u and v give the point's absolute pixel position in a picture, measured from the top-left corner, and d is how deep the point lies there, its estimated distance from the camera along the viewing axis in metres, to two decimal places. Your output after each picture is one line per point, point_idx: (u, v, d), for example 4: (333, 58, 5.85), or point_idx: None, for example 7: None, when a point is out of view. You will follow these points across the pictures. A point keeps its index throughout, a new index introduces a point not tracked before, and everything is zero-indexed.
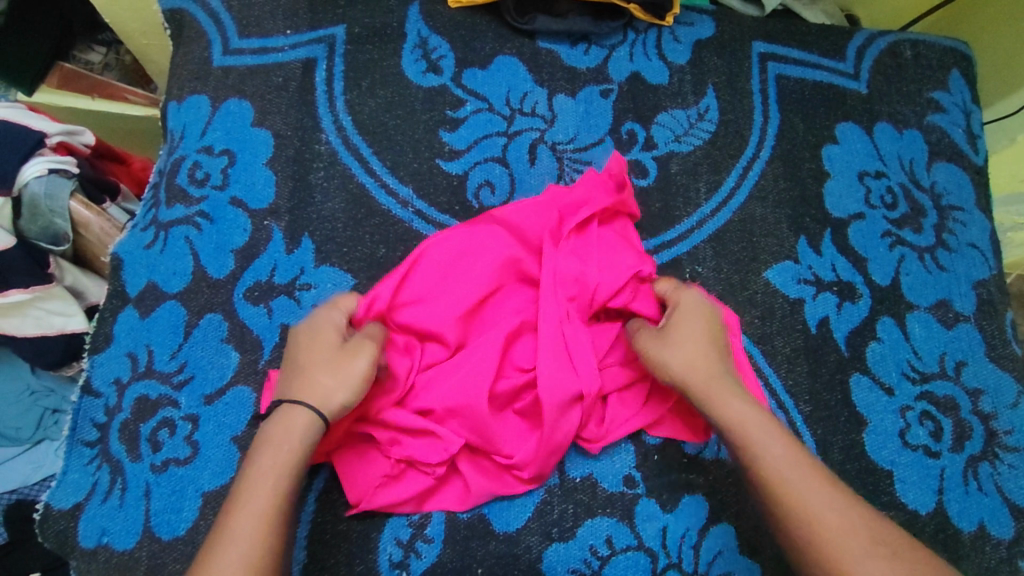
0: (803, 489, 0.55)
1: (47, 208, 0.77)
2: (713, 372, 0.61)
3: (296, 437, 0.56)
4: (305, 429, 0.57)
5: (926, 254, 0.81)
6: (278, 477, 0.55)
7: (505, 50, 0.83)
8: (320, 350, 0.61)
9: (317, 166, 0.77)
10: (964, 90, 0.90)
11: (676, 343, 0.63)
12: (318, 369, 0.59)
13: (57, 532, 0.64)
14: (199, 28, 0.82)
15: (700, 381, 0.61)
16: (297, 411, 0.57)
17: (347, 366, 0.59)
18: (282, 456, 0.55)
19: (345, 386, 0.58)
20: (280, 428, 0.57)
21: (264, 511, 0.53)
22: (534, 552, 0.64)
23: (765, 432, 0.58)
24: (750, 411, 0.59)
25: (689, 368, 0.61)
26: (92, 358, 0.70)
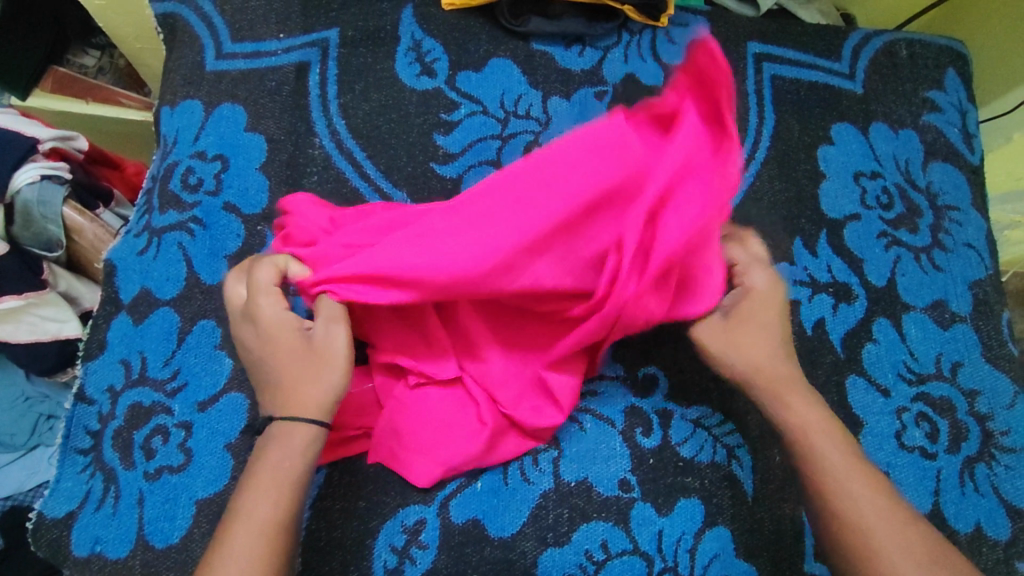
0: (859, 496, 0.55)
1: (40, 214, 0.76)
2: (780, 370, 0.62)
3: (297, 447, 0.55)
4: (305, 436, 0.56)
5: (922, 254, 0.81)
6: (280, 489, 0.54)
7: (499, 52, 0.83)
8: (288, 352, 0.58)
9: (311, 171, 0.77)
10: (960, 89, 0.90)
11: (741, 335, 0.62)
12: (299, 378, 0.57)
13: (51, 540, 0.64)
14: (193, 32, 0.82)
15: (767, 375, 0.61)
16: (292, 421, 0.56)
17: (327, 359, 0.58)
18: (285, 465, 0.55)
19: (333, 380, 0.57)
20: (279, 437, 0.56)
21: (265, 523, 0.52)
22: (529, 557, 0.64)
23: (827, 438, 0.58)
24: (814, 416, 0.60)
25: (752, 366, 0.62)
26: (86, 365, 0.70)
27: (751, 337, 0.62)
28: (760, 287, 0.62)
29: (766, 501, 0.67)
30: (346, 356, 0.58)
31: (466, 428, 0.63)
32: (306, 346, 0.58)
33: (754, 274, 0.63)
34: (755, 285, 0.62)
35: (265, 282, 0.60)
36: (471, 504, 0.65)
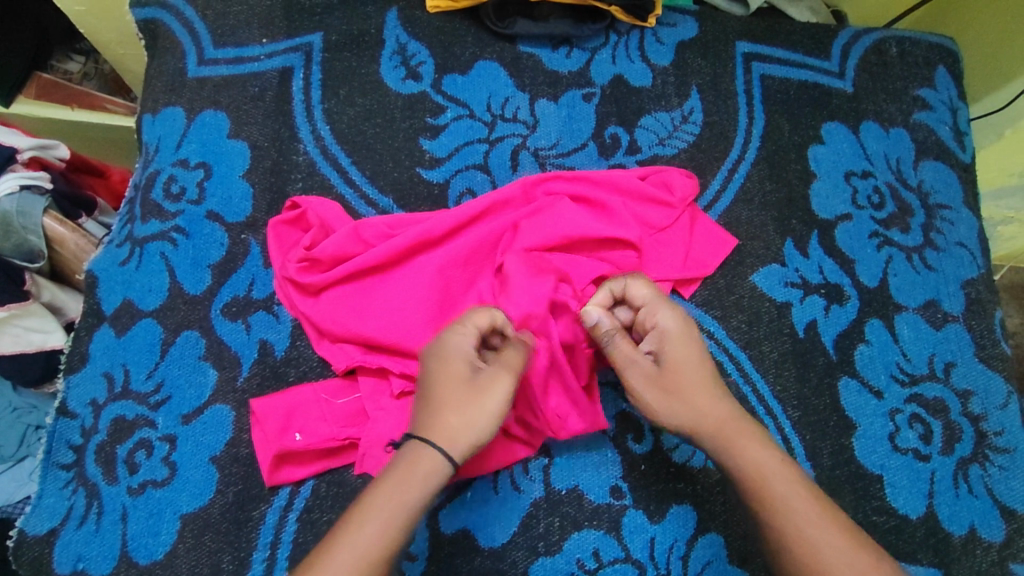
0: (823, 546, 0.52)
1: (21, 225, 0.76)
2: (722, 414, 0.59)
3: (420, 473, 0.53)
4: (432, 475, 0.53)
5: (913, 254, 0.80)
6: (397, 524, 0.51)
7: (485, 55, 0.82)
8: (456, 376, 0.57)
9: (295, 177, 0.76)
10: (951, 86, 0.89)
11: (668, 382, 0.61)
12: (456, 408, 0.55)
13: (32, 558, 0.63)
14: (174, 38, 0.81)
15: (714, 421, 0.59)
16: (427, 450, 0.54)
17: (489, 403, 0.56)
18: (405, 496, 0.52)
19: (482, 426, 0.55)
20: (410, 464, 0.53)
21: (371, 553, 0.49)
22: (519, 567, 0.63)
23: (787, 483, 0.56)
24: (770, 458, 0.57)
25: (692, 415, 0.60)
26: (69, 378, 0.69)
27: (684, 383, 0.61)
28: (669, 327, 0.63)
29: None
30: (502, 411, 0.56)
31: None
32: (473, 378, 0.57)
33: (658, 312, 0.63)
34: (661, 324, 0.63)
35: (475, 319, 0.60)
36: (460, 514, 0.64)
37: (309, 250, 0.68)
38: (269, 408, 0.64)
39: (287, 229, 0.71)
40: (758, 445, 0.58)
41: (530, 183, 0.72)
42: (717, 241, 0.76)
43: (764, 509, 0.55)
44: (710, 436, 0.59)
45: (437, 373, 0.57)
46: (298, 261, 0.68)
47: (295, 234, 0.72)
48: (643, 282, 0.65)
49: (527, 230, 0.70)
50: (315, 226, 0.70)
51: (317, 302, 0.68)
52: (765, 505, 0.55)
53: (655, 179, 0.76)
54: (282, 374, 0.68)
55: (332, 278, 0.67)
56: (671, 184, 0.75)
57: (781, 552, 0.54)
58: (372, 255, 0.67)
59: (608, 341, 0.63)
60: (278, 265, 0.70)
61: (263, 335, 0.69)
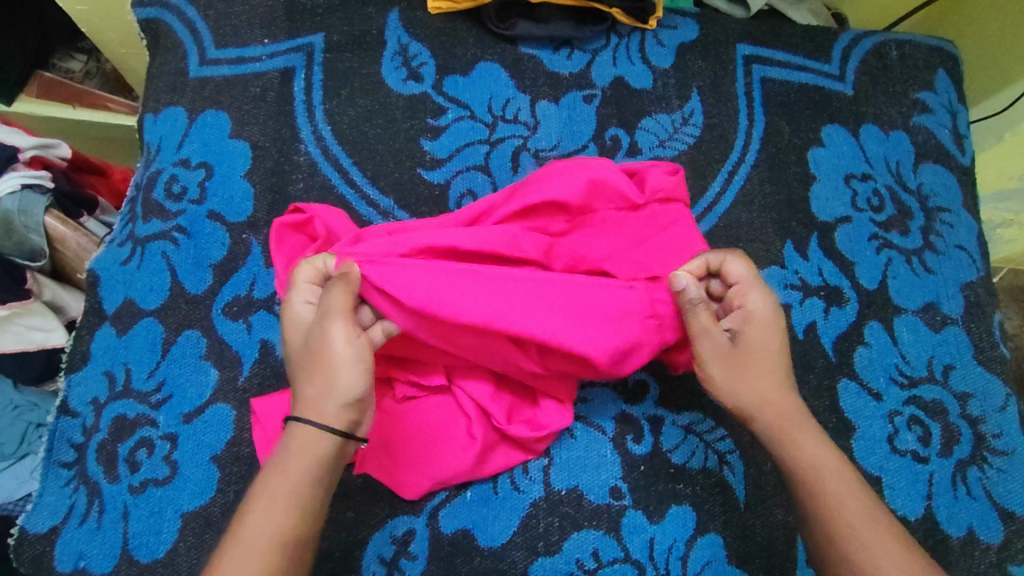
0: (872, 544, 0.53)
1: (22, 224, 0.75)
2: (786, 407, 0.61)
3: (306, 450, 0.53)
4: (301, 451, 0.53)
5: (913, 256, 0.81)
6: (279, 508, 0.52)
7: (487, 56, 0.83)
8: (301, 347, 0.57)
9: (296, 178, 0.76)
10: (951, 90, 0.89)
11: (744, 364, 0.61)
12: (312, 375, 0.55)
13: (33, 556, 0.64)
14: (176, 38, 0.81)
15: (776, 410, 0.60)
16: (294, 426, 0.54)
17: (329, 356, 0.55)
18: (282, 479, 0.52)
19: (342, 377, 0.54)
20: (282, 448, 0.54)
21: (258, 541, 0.50)
22: (519, 567, 0.63)
23: (845, 484, 0.57)
24: (828, 457, 0.58)
25: (759, 401, 0.61)
26: (70, 377, 0.69)
27: (760, 367, 0.61)
28: (759, 311, 0.62)
29: (756, 507, 0.67)
30: (353, 354, 0.55)
31: (456, 442, 0.64)
32: (309, 340, 0.56)
33: (753, 295, 0.62)
34: (750, 308, 0.62)
35: (302, 278, 0.59)
36: (461, 514, 0.65)
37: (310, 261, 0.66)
38: (270, 408, 0.63)
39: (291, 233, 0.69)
40: (817, 444, 0.59)
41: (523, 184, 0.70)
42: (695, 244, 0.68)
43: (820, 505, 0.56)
44: (772, 426, 0.60)
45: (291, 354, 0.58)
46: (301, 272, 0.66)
47: (303, 237, 0.70)
48: (742, 260, 0.63)
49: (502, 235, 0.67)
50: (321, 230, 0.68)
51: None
52: (819, 502, 0.56)
53: (637, 178, 0.72)
54: (283, 374, 0.68)
55: None
56: (648, 179, 0.70)
57: (830, 549, 0.55)
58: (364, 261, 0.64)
59: (689, 310, 0.61)
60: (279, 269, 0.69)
61: (265, 334, 0.69)
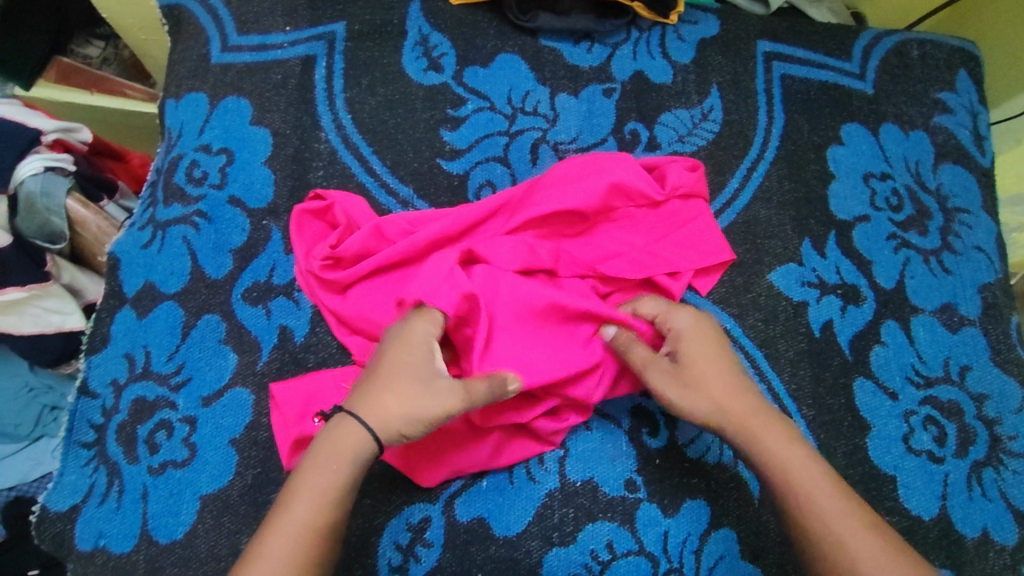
0: (846, 538, 0.54)
1: (44, 206, 0.76)
2: (745, 407, 0.60)
3: (348, 453, 0.53)
4: (350, 448, 0.54)
5: (931, 257, 0.80)
6: (323, 499, 0.52)
7: (507, 48, 0.83)
8: (407, 369, 0.56)
9: (316, 165, 0.76)
10: (972, 90, 0.89)
11: (684, 380, 0.61)
12: (398, 395, 0.55)
13: (54, 534, 0.64)
14: (198, 24, 0.82)
15: (736, 417, 0.60)
16: (351, 422, 0.54)
17: (433, 403, 0.55)
18: (325, 472, 0.53)
19: (421, 422, 0.55)
20: (330, 442, 0.54)
21: (299, 530, 0.51)
22: (534, 557, 0.63)
23: (819, 478, 0.57)
24: (797, 452, 0.58)
25: (716, 412, 0.60)
26: (90, 358, 0.70)
27: (705, 379, 0.61)
28: (684, 328, 0.63)
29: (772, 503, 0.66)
30: (444, 420, 0.56)
31: (476, 434, 0.65)
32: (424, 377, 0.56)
33: (674, 316, 0.64)
34: (676, 328, 0.63)
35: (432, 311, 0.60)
36: (477, 502, 0.65)
37: (333, 248, 0.68)
38: (289, 393, 0.64)
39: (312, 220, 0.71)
40: (783, 439, 0.59)
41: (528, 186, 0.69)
42: (713, 243, 0.71)
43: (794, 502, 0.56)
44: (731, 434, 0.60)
45: (390, 361, 0.57)
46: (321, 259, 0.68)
47: (324, 224, 0.72)
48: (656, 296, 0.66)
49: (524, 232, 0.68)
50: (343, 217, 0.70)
51: (345, 299, 0.68)
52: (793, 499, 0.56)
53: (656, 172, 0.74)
54: (302, 360, 0.68)
55: (348, 278, 0.67)
56: (668, 173, 0.72)
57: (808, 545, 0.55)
58: (390, 252, 0.66)
59: (625, 348, 0.64)
60: (301, 256, 0.70)
61: (284, 320, 0.69)
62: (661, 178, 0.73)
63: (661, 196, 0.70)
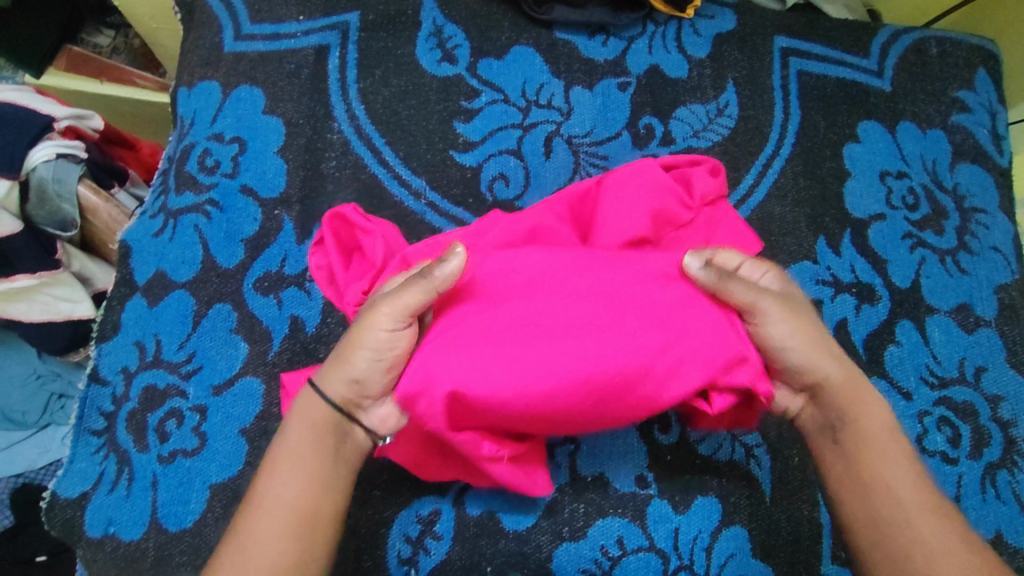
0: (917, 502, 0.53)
1: (55, 192, 0.75)
2: (846, 364, 0.57)
3: (307, 418, 0.55)
4: (311, 412, 0.55)
5: (947, 256, 0.80)
6: (288, 466, 0.53)
7: (522, 40, 0.82)
8: (358, 317, 0.57)
9: (329, 155, 0.76)
10: (990, 89, 0.88)
11: (795, 314, 0.56)
12: (342, 345, 0.55)
13: (64, 520, 0.64)
14: (211, 12, 0.81)
15: (839, 370, 0.57)
16: (308, 388, 0.56)
17: (360, 334, 0.53)
18: (288, 443, 0.54)
19: (359, 358, 0.54)
20: (296, 412, 0.56)
21: (273, 498, 0.52)
22: (543, 551, 0.63)
23: (901, 452, 0.55)
24: (884, 424, 0.56)
25: (826, 355, 0.56)
26: (100, 346, 0.70)
27: (806, 321, 0.56)
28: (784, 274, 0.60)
29: (783, 501, 0.66)
30: (378, 341, 0.53)
31: None
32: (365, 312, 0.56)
33: (765, 266, 0.59)
34: (768, 276, 0.59)
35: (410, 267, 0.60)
36: (486, 497, 0.64)
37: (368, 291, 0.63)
38: (299, 384, 0.63)
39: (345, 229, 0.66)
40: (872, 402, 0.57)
41: (573, 200, 0.70)
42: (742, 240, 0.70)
43: (875, 470, 0.54)
44: (831, 389, 0.56)
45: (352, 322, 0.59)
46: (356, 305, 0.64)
47: (350, 231, 0.67)
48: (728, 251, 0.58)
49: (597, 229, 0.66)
50: (369, 243, 0.65)
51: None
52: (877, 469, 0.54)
53: (678, 174, 0.73)
54: (313, 351, 0.68)
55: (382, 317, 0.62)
56: (693, 181, 0.70)
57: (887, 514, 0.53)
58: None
59: (727, 282, 0.54)
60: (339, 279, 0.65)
61: (295, 310, 0.69)
62: (686, 183, 0.71)
63: (692, 205, 0.69)
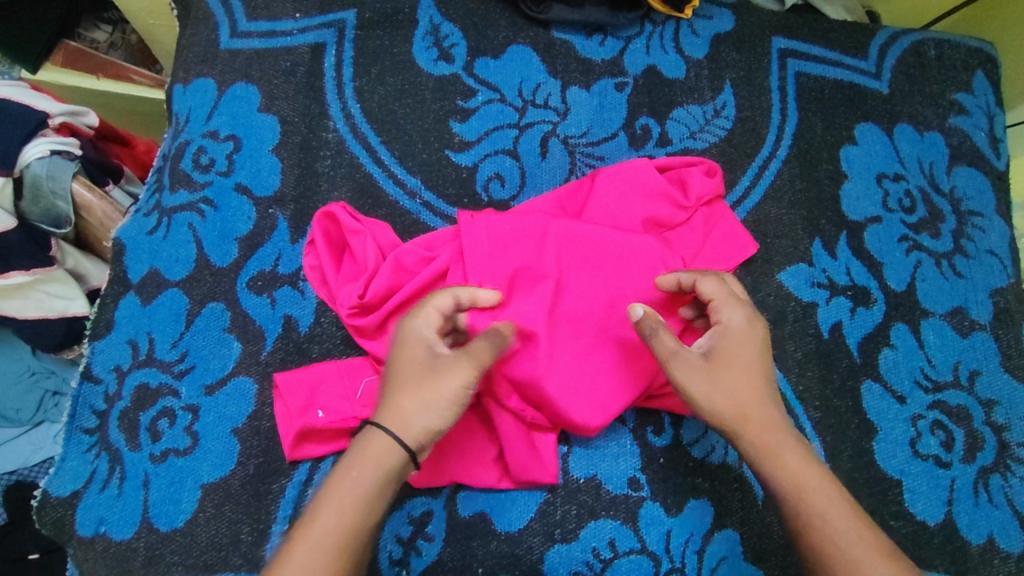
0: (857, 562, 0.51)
1: (50, 189, 0.75)
2: (770, 422, 0.56)
3: (370, 458, 0.52)
4: (379, 454, 0.52)
5: (943, 259, 0.79)
6: (345, 506, 0.51)
7: (519, 39, 0.82)
8: (412, 360, 0.55)
9: (324, 154, 0.75)
10: (988, 92, 0.88)
11: (716, 375, 0.56)
12: (402, 392, 0.54)
13: (55, 519, 0.64)
14: (207, 9, 0.81)
15: (759, 430, 0.56)
16: (374, 431, 0.53)
17: (441, 383, 0.54)
18: (347, 482, 0.51)
19: (438, 410, 0.53)
20: (356, 451, 0.53)
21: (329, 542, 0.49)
22: (535, 553, 0.63)
23: (831, 498, 0.54)
24: (812, 474, 0.55)
25: (741, 415, 0.56)
26: (93, 344, 0.69)
27: (734, 380, 0.56)
28: (735, 326, 0.58)
29: None
30: (456, 398, 0.54)
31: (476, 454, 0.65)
32: (427, 360, 0.55)
33: (726, 310, 0.59)
34: (723, 323, 0.59)
35: (434, 304, 0.58)
36: (479, 497, 0.65)
37: (363, 296, 0.64)
38: (293, 383, 0.64)
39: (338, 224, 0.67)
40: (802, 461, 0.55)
41: (565, 194, 0.72)
42: (737, 241, 0.72)
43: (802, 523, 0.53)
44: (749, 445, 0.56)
45: (395, 356, 0.56)
46: (349, 306, 0.64)
47: (340, 230, 0.68)
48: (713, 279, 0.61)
49: (591, 209, 0.70)
50: (360, 244, 0.67)
51: (384, 341, 0.65)
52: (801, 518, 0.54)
53: (672, 175, 0.74)
54: (306, 350, 0.68)
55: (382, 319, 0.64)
56: (688, 182, 0.72)
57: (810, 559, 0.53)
58: (418, 284, 0.64)
59: (649, 334, 0.57)
60: (329, 270, 0.67)
61: (288, 309, 0.69)
62: (681, 185, 0.73)
63: (688, 205, 0.71)
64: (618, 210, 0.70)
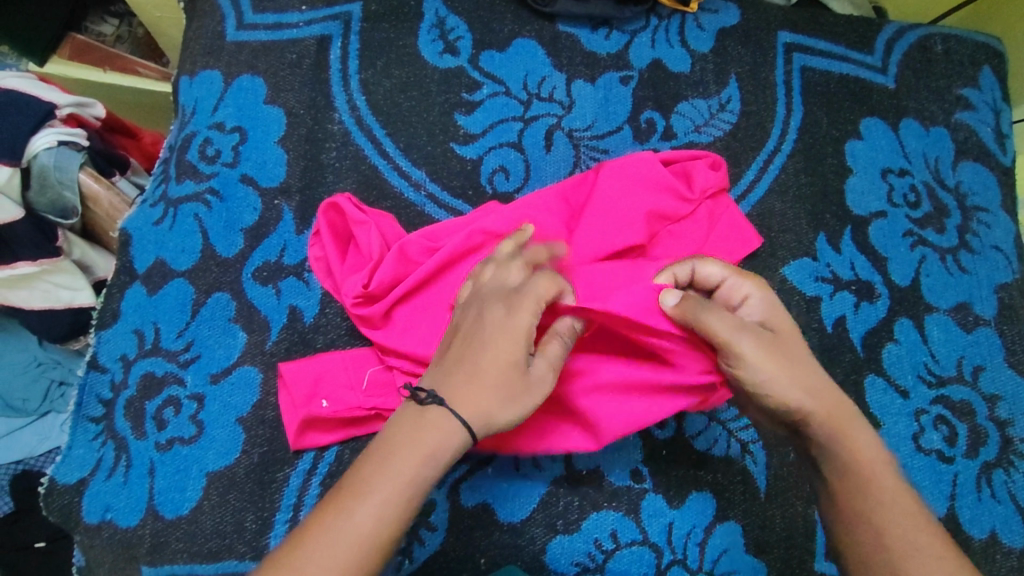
0: (918, 541, 0.50)
1: (57, 180, 0.75)
2: (836, 398, 0.54)
3: (443, 446, 0.49)
4: (435, 441, 0.49)
5: (948, 255, 0.79)
6: (387, 499, 0.47)
7: (524, 32, 0.82)
8: (503, 356, 0.51)
9: (329, 146, 0.76)
10: (995, 88, 0.87)
11: (781, 349, 0.54)
12: (487, 386, 0.50)
13: (61, 506, 0.65)
14: (214, 2, 0.81)
15: (825, 405, 0.54)
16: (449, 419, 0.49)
17: (531, 389, 0.52)
18: (412, 465, 0.48)
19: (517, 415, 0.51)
20: (428, 429, 0.49)
21: (379, 521, 0.46)
22: (537, 544, 0.63)
23: (894, 479, 0.53)
24: (877, 451, 0.54)
25: (806, 387, 0.54)
26: (100, 333, 0.70)
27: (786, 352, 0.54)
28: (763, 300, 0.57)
29: (777, 498, 0.66)
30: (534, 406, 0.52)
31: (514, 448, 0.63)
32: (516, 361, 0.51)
33: (746, 285, 0.57)
34: (751, 298, 0.57)
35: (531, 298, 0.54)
36: (480, 489, 0.65)
37: (368, 283, 0.65)
38: (297, 373, 0.64)
39: (348, 213, 0.68)
40: (870, 439, 0.54)
41: (569, 185, 0.71)
42: (742, 234, 0.73)
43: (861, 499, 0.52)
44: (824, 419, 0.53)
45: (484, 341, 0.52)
46: (354, 295, 0.65)
47: (345, 221, 0.69)
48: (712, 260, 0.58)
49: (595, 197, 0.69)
50: (364, 234, 0.67)
51: (389, 330, 0.65)
52: (866, 498, 0.52)
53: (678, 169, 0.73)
54: (310, 341, 0.68)
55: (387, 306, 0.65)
56: (693, 175, 0.72)
57: (866, 537, 0.51)
58: (421, 274, 0.64)
59: (700, 314, 0.54)
60: (334, 259, 0.68)
61: (293, 300, 0.69)
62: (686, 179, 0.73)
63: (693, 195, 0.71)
64: (622, 200, 0.68)
